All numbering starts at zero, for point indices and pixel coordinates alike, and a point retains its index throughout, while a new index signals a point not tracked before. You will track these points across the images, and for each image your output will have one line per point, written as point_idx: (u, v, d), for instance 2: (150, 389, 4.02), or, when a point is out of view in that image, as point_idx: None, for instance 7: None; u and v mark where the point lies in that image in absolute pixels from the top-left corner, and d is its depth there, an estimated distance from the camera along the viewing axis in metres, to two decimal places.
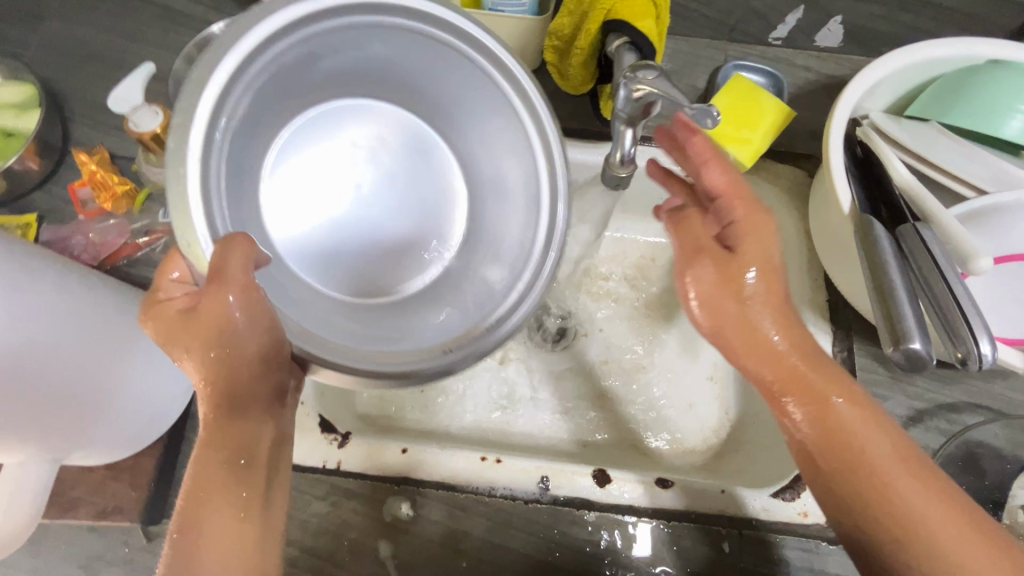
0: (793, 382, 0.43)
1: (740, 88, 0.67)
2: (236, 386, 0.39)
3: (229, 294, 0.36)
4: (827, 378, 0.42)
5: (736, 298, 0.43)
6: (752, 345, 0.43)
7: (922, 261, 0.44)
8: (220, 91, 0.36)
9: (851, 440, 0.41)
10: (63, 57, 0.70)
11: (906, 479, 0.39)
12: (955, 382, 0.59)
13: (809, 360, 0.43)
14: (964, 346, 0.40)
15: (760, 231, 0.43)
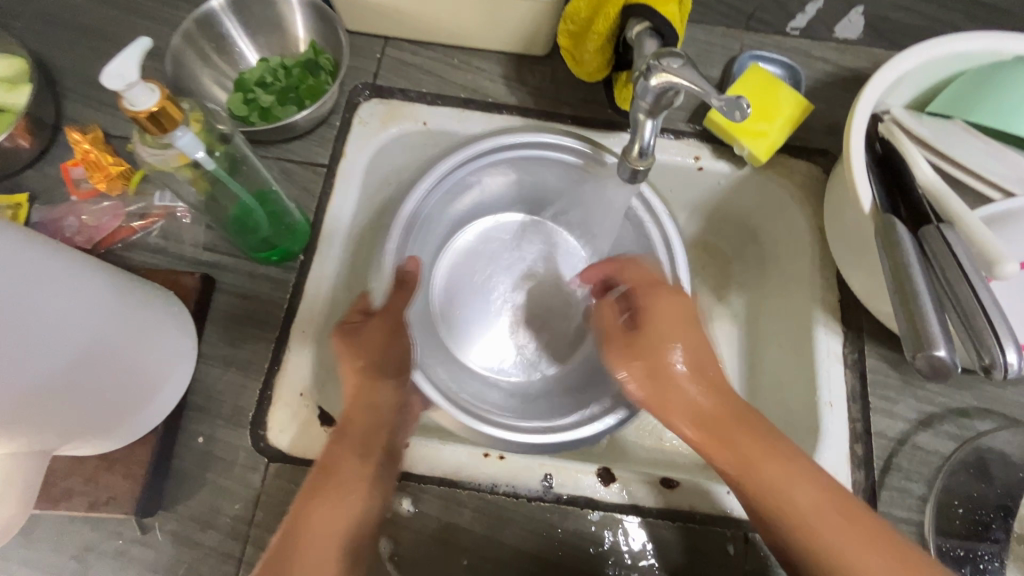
0: (711, 440, 0.51)
1: (758, 79, 0.65)
2: (376, 413, 0.54)
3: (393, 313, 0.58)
4: (748, 434, 0.50)
5: (666, 376, 0.53)
6: (681, 408, 0.53)
7: (947, 266, 0.43)
8: (411, 199, 0.64)
9: (769, 470, 0.48)
10: (56, 30, 0.67)
11: (825, 507, 0.46)
12: (967, 386, 0.58)
13: (732, 412, 0.51)
14: (989, 353, 0.39)
15: (686, 331, 0.56)
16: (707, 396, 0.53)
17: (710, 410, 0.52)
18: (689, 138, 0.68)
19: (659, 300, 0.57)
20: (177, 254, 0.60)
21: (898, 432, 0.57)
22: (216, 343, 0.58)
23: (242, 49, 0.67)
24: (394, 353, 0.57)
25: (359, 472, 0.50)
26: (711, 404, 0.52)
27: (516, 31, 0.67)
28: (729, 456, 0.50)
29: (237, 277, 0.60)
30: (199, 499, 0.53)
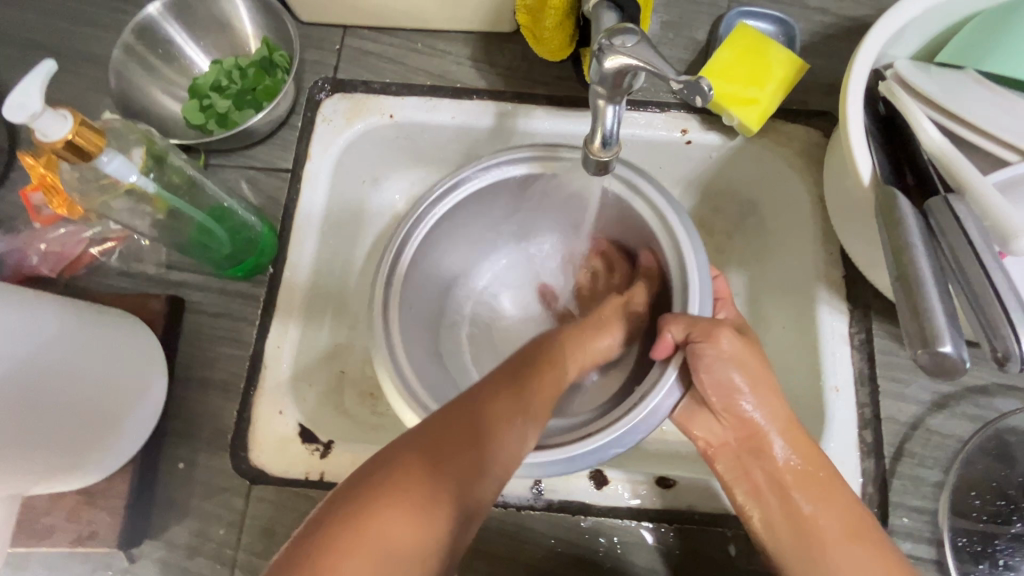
0: (807, 479, 0.48)
1: (746, 38, 0.59)
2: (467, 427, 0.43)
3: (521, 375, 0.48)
4: (835, 494, 0.47)
5: (742, 425, 0.50)
6: (796, 448, 0.48)
7: (956, 244, 0.39)
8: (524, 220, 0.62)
9: (787, 487, 0.48)
10: (6, 48, 0.65)
11: (863, 532, 0.46)
12: (988, 362, 0.53)
13: (810, 456, 0.48)
14: (1002, 342, 0.35)
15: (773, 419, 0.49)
16: (807, 501, 0.47)
17: (810, 518, 0.47)
18: (674, 110, 0.63)
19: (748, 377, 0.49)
20: (143, 275, 0.58)
21: (911, 416, 0.53)
22: (190, 365, 0.56)
23: (191, 53, 0.63)
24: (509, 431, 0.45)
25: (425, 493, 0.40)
26: (786, 450, 0.48)
27: (480, 7, 0.62)
28: (800, 558, 0.47)
29: (205, 295, 0.58)
30: (183, 526, 0.52)
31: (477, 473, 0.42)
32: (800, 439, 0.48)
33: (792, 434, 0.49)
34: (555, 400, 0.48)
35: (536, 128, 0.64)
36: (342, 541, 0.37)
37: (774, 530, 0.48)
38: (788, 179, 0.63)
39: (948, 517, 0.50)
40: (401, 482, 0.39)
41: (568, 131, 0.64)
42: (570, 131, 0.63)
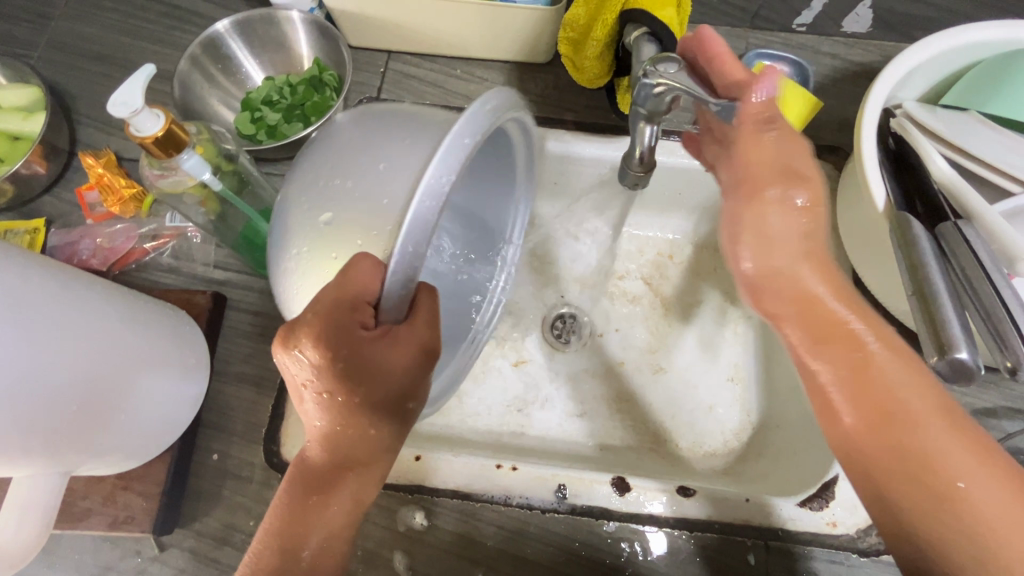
0: (859, 386, 0.38)
1: (764, 76, 0.64)
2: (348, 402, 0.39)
3: (306, 350, 0.37)
4: (920, 398, 0.37)
5: (807, 334, 0.41)
6: (846, 341, 0.40)
7: (967, 266, 0.42)
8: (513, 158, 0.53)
9: (888, 413, 0.37)
10: (76, 60, 0.71)
11: (979, 480, 0.35)
12: (995, 385, 0.56)
13: (904, 364, 0.38)
14: (1013, 354, 0.37)
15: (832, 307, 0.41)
16: (910, 392, 0.37)
17: (892, 383, 0.37)
18: None
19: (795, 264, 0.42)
20: (190, 272, 0.61)
21: None
22: (229, 361, 0.59)
23: (248, 69, 0.68)
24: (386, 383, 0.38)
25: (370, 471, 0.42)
26: (875, 369, 0.38)
27: (518, 39, 0.67)
28: (922, 496, 0.35)
29: (247, 294, 0.61)
30: (215, 517, 0.53)
31: (364, 451, 0.41)
32: (851, 303, 0.41)
33: (877, 327, 0.40)
34: (348, 381, 0.38)
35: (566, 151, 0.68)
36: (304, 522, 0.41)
37: (864, 456, 0.38)
38: None
39: None
40: (348, 477, 0.42)
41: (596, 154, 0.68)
42: (598, 154, 0.68)
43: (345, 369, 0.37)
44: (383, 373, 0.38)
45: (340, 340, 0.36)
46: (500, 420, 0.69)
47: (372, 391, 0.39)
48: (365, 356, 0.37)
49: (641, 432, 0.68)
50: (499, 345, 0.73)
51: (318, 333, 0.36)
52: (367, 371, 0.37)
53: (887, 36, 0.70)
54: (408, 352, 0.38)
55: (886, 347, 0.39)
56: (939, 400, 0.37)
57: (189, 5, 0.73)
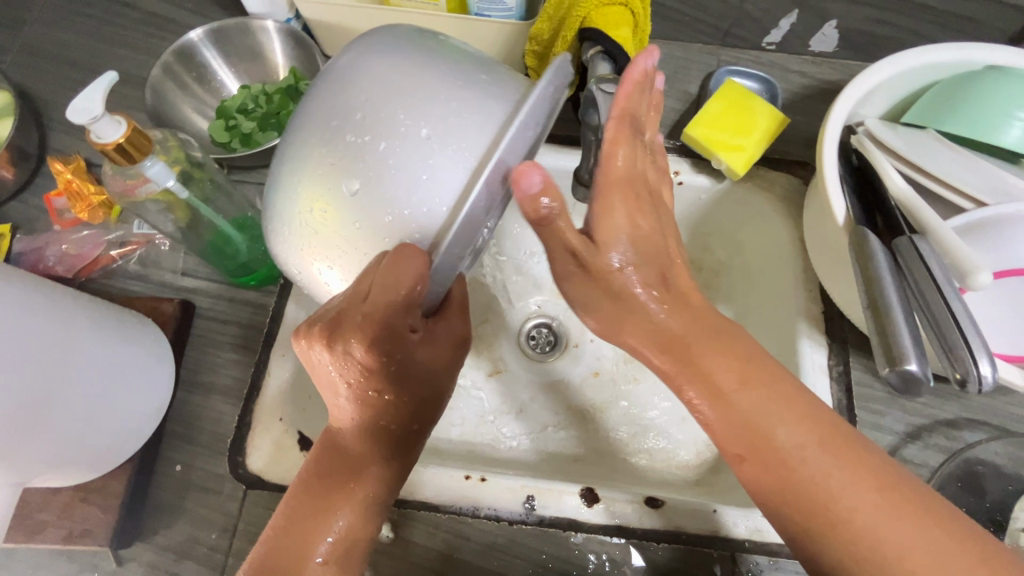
0: (704, 376, 0.41)
1: (731, 93, 0.66)
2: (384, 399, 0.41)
3: (359, 348, 0.38)
4: (759, 379, 0.40)
5: (645, 327, 0.43)
6: (642, 326, 0.43)
7: (920, 279, 0.43)
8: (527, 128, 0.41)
9: (746, 422, 0.39)
10: (48, 65, 0.70)
11: (870, 489, 0.37)
12: (956, 397, 0.57)
13: (743, 368, 0.41)
14: (962, 366, 0.39)
15: (637, 306, 0.43)
16: (740, 390, 0.40)
17: (750, 416, 0.39)
18: (669, 153, 0.69)
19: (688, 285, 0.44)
20: (158, 280, 0.61)
21: (887, 445, 0.56)
22: (196, 370, 0.58)
23: (223, 77, 0.68)
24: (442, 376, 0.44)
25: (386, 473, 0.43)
26: (703, 349, 0.41)
27: None
28: (782, 492, 0.39)
29: (216, 302, 0.60)
30: (176, 529, 0.52)
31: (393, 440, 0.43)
32: (703, 309, 0.44)
33: (698, 315, 0.43)
34: (398, 375, 0.41)
35: None
36: (312, 523, 0.41)
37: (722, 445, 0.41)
38: (772, 222, 0.67)
39: None
40: (363, 476, 0.42)
41: None
42: None
43: (391, 369, 0.40)
44: (430, 363, 0.43)
45: (382, 336, 0.38)
46: (473, 431, 0.69)
47: (417, 390, 0.43)
48: (403, 356, 0.40)
49: (614, 442, 0.69)
50: (473, 356, 0.74)
51: (360, 324, 0.37)
52: (411, 369, 0.41)
53: (854, 56, 0.72)
54: (451, 341, 0.44)
55: (717, 342, 0.42)
56: (790, 390, 0.40)
57: (166, 13, 0.73)
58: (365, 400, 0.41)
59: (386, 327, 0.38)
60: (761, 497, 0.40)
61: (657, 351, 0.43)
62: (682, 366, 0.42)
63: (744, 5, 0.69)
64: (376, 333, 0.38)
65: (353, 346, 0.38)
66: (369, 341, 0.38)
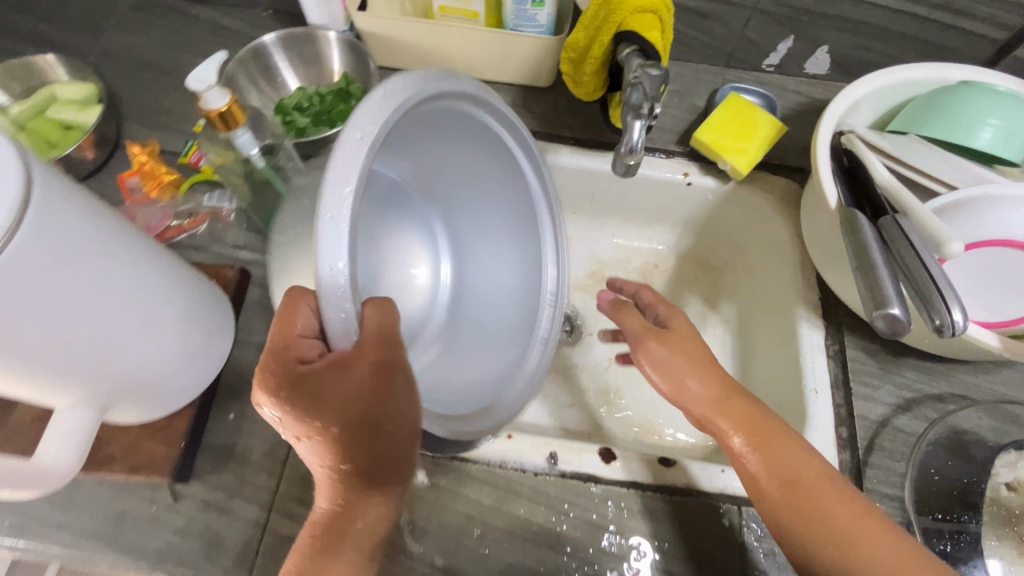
0: (748, 430, 0.53)
1: (736, 103, 0.74)
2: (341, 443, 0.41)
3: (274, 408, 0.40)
4: (790, 450, 0.52)
5: (702, 401, 0.55)
6: (699, 396, 0.55)
7: (901, 247, 0.49)
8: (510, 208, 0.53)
9: (786, 481, 0.50)
10: (126, 66, 0.79)
11: (874, 540, 0.48)
12: (941, 374, 0.62)
13: (781, 440, 0.52)
14: (939, 316, 0.44)
15: (681, 375, 0.56)
16: (783, 453, 0.51)
17: (789, 474, 0.50)
18: (679, 156, 0.76)
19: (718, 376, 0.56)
20: (218, 252, 0.67)
21: (879, 415, 0.61)
22: (250, 331, 0.63)
23: (284, 78, 0.76)
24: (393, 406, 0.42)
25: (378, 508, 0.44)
26: (754, 421, 0.53)
27: (523, 65, 0.76)
28: (817, 541, 0.48)
29: (271, 272, 0.66)
30: (228, 470, 0.57)
31: (367, 481, 0.43)
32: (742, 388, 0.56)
33: (736, 395, 0.55)
34: (335, 423, 0.40)
35: (562, 163, 0.76)
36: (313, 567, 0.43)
37: (758, 494, 0.52)
38: (772, 219, 0.74)
39: (914, 505, 0.56)
40: (357, 512, 0.44)
41: (589, 166, 0.77)
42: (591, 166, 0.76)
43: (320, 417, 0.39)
44: (357, 396, 0.40)
45: (297, 396, 0.39)
46: None
47: (361, 420, 0.40)
48: (335, 403, 0.39)
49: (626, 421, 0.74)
50: None
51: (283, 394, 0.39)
52: (336, 401, 0.39)
53: (844, 78, 0.81)
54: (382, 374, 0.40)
55: (762, 416, 0.53)
56: (815, 461, 0.51)
57: (232, 25, 0.82)
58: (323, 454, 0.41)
59: (296, 387, 0.39)
60: (794, 548, 0.49)
61: (707, 412, 0.55)
62: (731, 431, 0.54)
63: (747, 31, 0.78)
64: (303, 392, 0.39)
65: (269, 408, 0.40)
66: (283, 401, 0.39)
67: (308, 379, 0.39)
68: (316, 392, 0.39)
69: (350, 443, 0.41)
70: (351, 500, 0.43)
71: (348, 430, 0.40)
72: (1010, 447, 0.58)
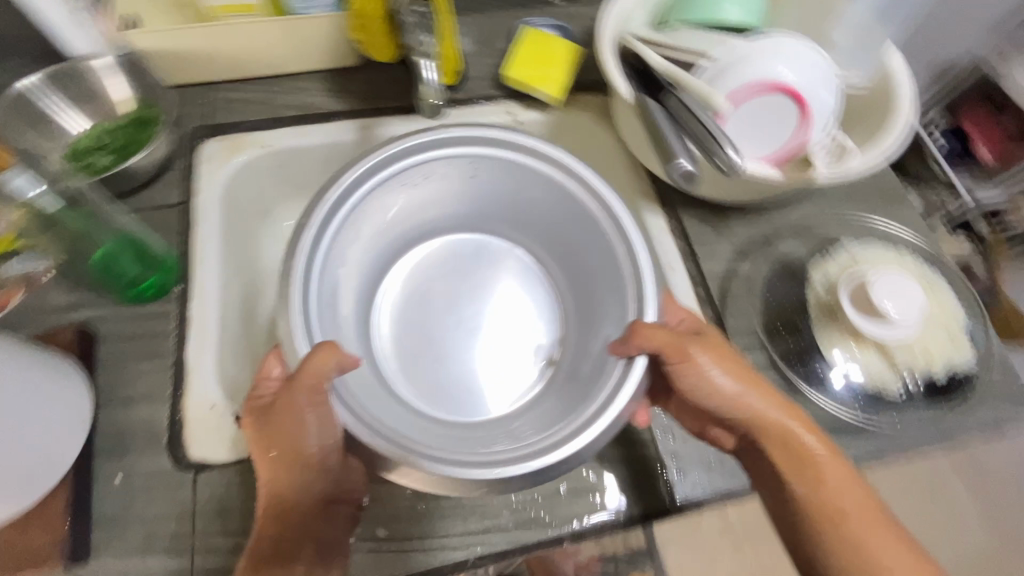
0: (782, 442, 0.55)
1: (531, 36, 0.79)
2: (280, 479, 0.51)
3: (246, 436, 0.51)
4: (821, 460, 0.54)
5: (733, 400, 0.55)
6: (719, 394, 0.55)
7: (685, 118, 0.59)
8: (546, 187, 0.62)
9: (795, 472, 0.54)
10: None
11: (880, 542, 0.52)
12: (760, 218, 0.73)
13: (808, 426, 0.56)
14: (725, 160, 0.56)
15: (719, 382, 0.55)
16: (812, 443, 0.55)
17: (835, 486, 0.53)
18: (500, 99, 0.80)
19: (734, 379, 0.55)
20: (45, 320, 0.61)
21: (724, 268, 0.70)
22: (111, 388, 0.59)
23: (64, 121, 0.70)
24: (314, 432, 0.50)
25: (309, 542, 0.51)
26: (813, 461, 0.54)
27: (324, 49, 0.76)
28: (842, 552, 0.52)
29: (116, 322, 0.62)
30: (132, 531, 0.53)
31: (291, 516, 0.51)
32: (765, 391, 0.56)
33: (757, 387, 0.56)
34: (271, 453, 0.50)
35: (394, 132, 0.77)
36: None
37: (788, 508, 0.55)
38: (596, 133, 0.81)
39: (767, 331, 0.66)
40: (281, 545, 0.50)
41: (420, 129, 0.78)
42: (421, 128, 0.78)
43: (263, 450, 0.50)
44: (289, 430, 0.49)
45: (250, 413, 0.51)
46: None
47: (280, 451, 0.50)
48: (269, 434, 0.50)
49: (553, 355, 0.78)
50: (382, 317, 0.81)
51: (254, 419, 0.51)
52: (263, 432, 0.50)
53: None
54: (309, 418, 0.49)
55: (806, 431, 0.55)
56: (833, 456, 0.55)
57: None
58: (273, 474, 0.50)
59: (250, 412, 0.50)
60: (826, 557, 0.53)
61: (741, 415, 0.55)
62: (765, 437, 0.55)
63: None
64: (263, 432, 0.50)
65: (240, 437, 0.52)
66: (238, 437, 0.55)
67: (258, 430, 0.50)
68: (263, 427, 0.50)
69: (284, 472, 0.51)
70: (278, 525, 0.51)
71: (285, 453, 0.50)
72: (826, 256, 0.68)
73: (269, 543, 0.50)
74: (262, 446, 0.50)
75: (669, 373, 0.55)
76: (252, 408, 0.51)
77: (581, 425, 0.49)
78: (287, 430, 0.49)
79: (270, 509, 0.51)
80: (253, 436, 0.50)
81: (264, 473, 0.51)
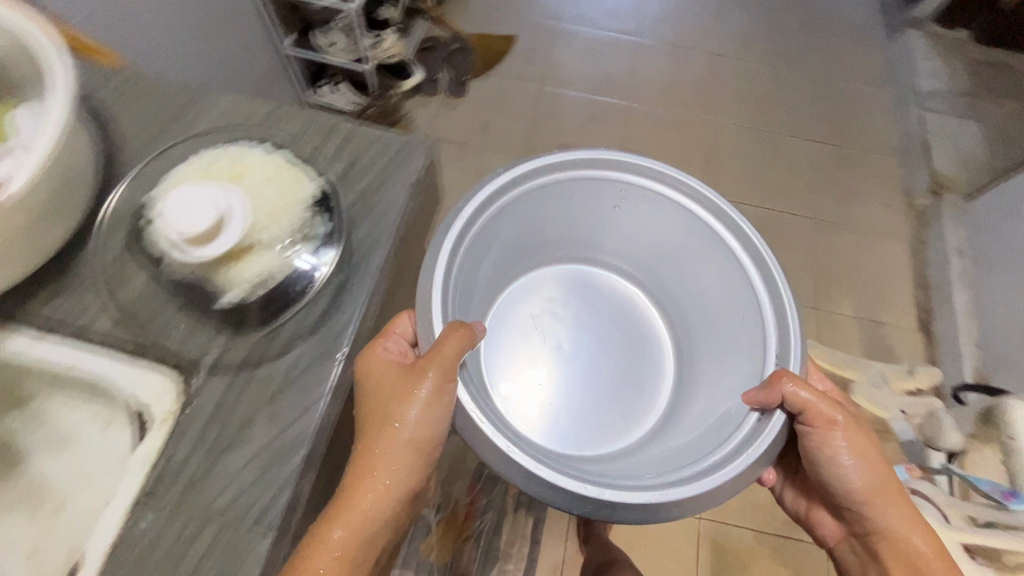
0: (885, 493, 0.80)
1: None
2: (399, 422, 0.71)
3: (392, 354, 0.76)
4: (901, 509, 0.80)
5: (872, 489, 0.80)
6: (863, 465, 0.80)
7: None
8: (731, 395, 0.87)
9: (879, 508, 0.80)
10: None
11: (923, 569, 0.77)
12: None
13: (895, 497, 0.80)
14: None
15: (853, 457, 0.80)
16: (890, 515, 0.80)
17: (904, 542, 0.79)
18: None
19: (868, 461, 0.80)
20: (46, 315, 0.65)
21: None
22: None
23: None
24: (424, 400, 0.71)
25: (391, 467, 0.71)
26: (893, 506, 0.80)
27: None
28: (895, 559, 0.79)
29: None
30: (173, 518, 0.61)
31: (413, 453, 0.72)
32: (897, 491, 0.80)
33: (884, 490, 0.80)
34: (387, 413, 0.71)
35: None
36: (340, 503, 0.69)
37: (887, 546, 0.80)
38: None
39: None
40: (380, 466, 0.71)
41: None
42: None
43: (389, 390, 0.72)
44: (414, 389, 0.71)
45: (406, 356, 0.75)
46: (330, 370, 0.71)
47: (404, 391, 0.71)
48: (399, 375, 0.72)
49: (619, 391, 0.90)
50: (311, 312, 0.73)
51: (386, 352, 0.76)
52: (400, 380, 0.72)
53: None
54: (429, 400, 0.71)
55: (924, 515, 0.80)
56: (909, 517, 0.79)
57: None
58: (410, 418, 0.71)
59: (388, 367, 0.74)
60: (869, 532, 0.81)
61: (864, 482, 0.80)
62: (875, 493, 0.80)
63: None
64: (385, 373, 0.73)
65: (384, 360, 0.75)
66: (378, 375, 0.74)
67: (391, 376, 0.72)
68: (400, 375, 0.72)
69: (402, 419, 0.71)
70: (379, 451, 0.71)
71: (406, 406, 0.71)
72: None
73: (369, 455, 0.71)
74: (394, 378, 0.72)
75: (812, 425, 0.78)
76: (397, 349, 0.77)
77: (696, 470, 0.75)
78: (427, 386, 0.71)
79: (383, 436, 0.71)
80: (381, 372, 0.73)
81: (386, 404, 0.72)
